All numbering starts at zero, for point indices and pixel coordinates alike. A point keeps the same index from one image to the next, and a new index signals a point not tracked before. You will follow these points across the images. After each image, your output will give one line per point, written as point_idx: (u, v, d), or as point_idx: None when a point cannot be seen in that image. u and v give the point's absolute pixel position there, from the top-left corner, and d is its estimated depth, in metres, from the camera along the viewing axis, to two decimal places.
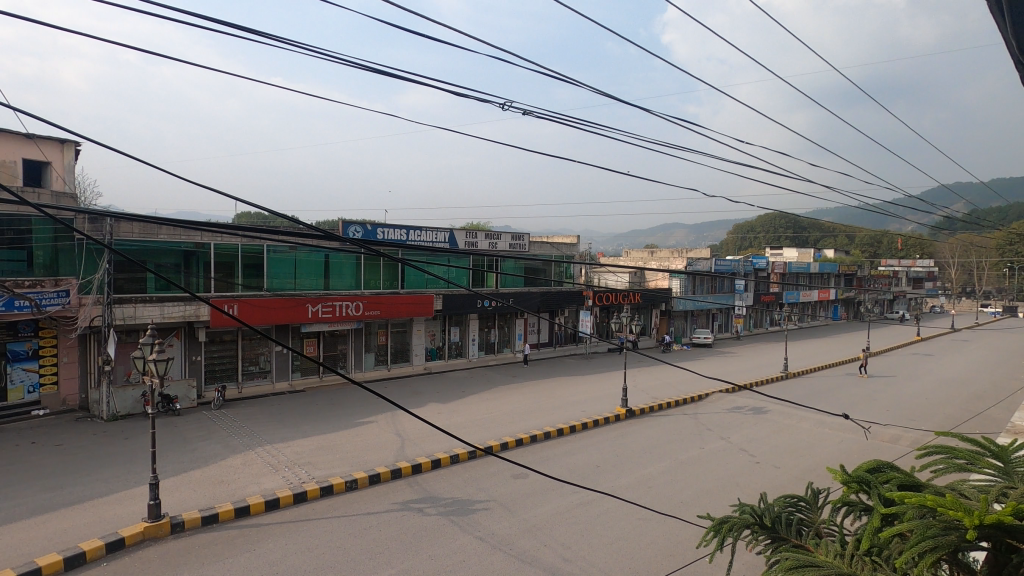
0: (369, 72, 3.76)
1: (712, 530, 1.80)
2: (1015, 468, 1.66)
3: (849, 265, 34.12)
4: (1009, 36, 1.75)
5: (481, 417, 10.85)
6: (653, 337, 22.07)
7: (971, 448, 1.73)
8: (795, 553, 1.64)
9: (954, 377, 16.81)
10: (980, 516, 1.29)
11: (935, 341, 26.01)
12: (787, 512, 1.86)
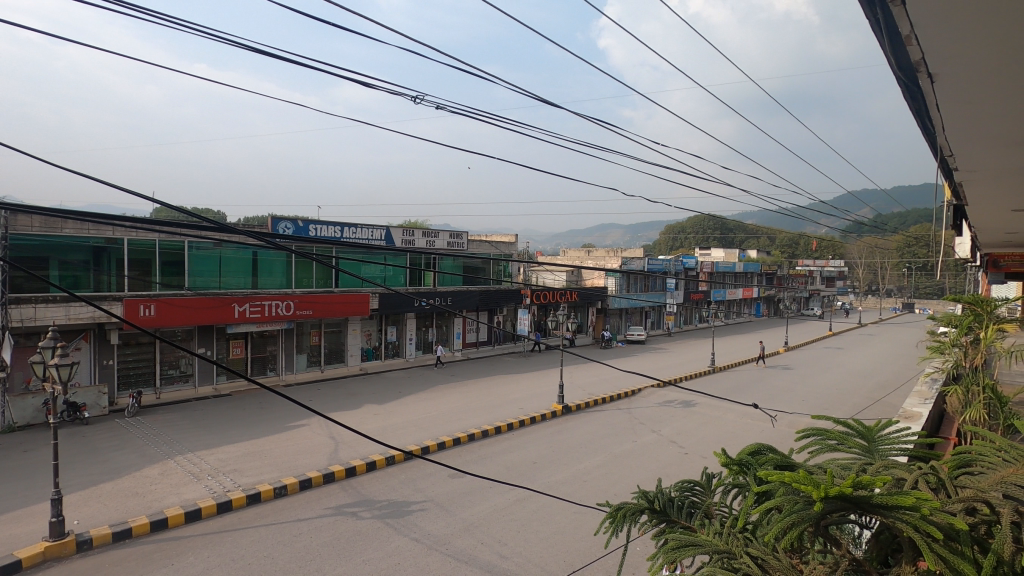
0: (249, 51, 3.27)
1: (609, 515, 1.87)
2: (879, 447, 1.79)
3: (770, 265, 36.25)
4: (884, 46, 1.80)
5: (419, 417, 10.74)
6: (589, 334, 22.62)
7: (843, 430, 1.86)
8: (680, 534, 1.73)
9: (859, 368, 18.34)
10: (825, 489, 1.37)
11: (844, 336, 28.12)
12: (682, 496, 1.94)
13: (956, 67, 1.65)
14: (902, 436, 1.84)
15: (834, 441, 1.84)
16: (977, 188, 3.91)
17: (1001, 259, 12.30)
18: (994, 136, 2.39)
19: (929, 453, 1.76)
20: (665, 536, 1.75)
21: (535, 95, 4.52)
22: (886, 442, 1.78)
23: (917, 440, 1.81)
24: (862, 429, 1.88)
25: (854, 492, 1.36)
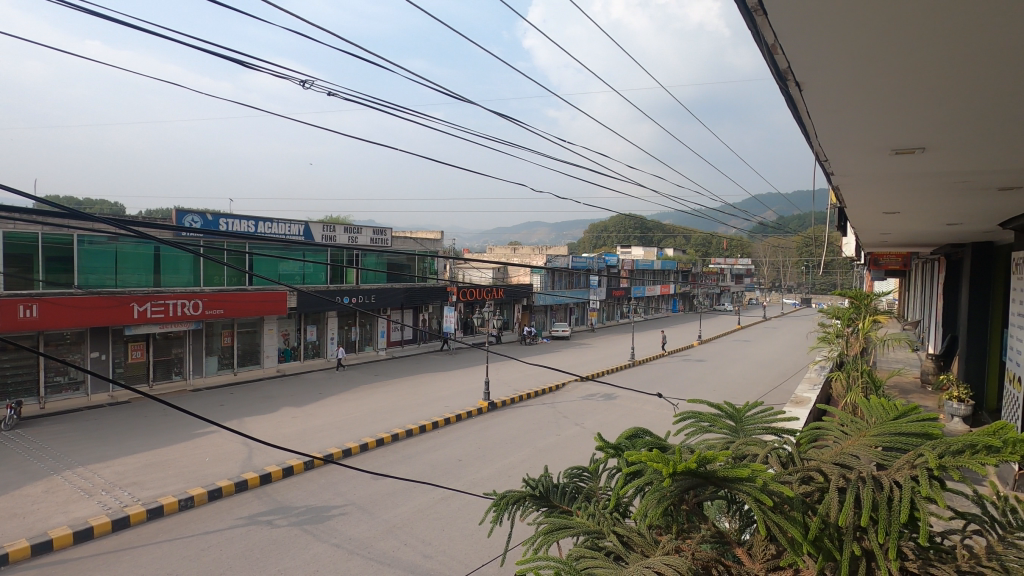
0: (82, 13, 2.67)
1: (493, 504, 1.87)
2: (745, 427, 1.93)
3: (685, 263, 38.38)
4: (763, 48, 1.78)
5: (340, 419, 10.40)
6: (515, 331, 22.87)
7: (714, 412, 1.99)
8: (557, 518, 1.77)
9: (763, 359, 19.85)
10: (676, 465, 1.42)
11: (751, 329, 30.23)
12: (567, 482, 1.98)
13: (819, 75, 1.79)
14: (767, 415, 1.97)
15: (707, 423, 1.94)
16: (853, 191, 4.31)
17: (879, 258, 13.68)
18: (859, 142, 2.63)
19: (789, 432, 1.89)
20: (543, 520, 1.78)
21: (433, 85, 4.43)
22: (751, 423, 1.92)
23: (778, 418, 1.94)
24: (731, 410, 1.99)
25: (701, 469, 1.44)
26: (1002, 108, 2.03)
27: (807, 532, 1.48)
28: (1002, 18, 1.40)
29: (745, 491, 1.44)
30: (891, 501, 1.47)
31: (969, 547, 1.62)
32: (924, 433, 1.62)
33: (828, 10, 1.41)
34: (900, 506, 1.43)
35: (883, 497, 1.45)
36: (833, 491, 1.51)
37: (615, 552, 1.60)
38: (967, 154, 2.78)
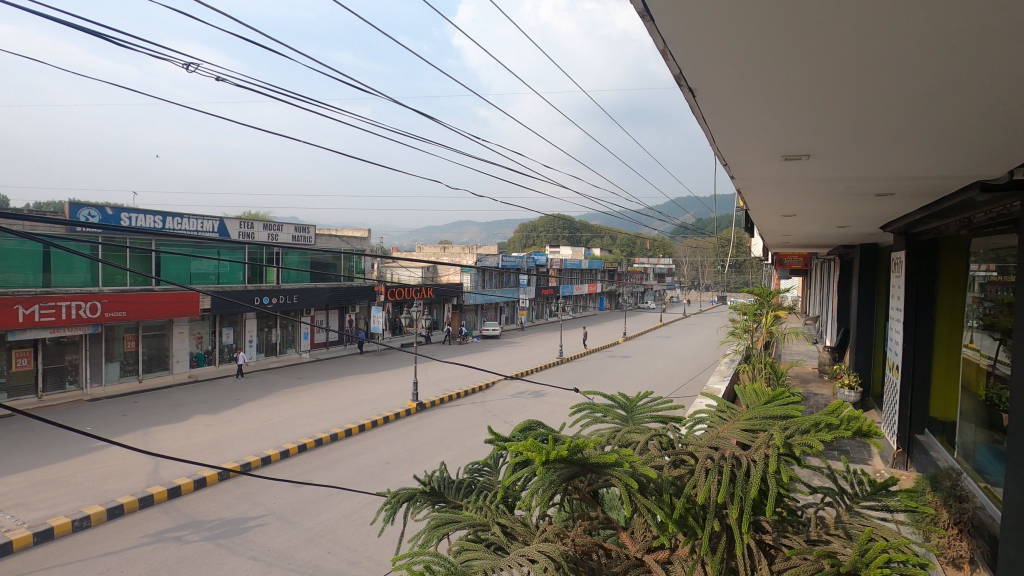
0: None
1: (386, 503, 1.83)
2: (636, 417, 2.00)
3: (611, 262, 39.81)
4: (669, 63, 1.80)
5: (259, 425, 9.88)
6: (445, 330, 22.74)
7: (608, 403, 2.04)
8: (447, 513, 1.76)
9: (683, 354, 20.96)
10: (550, 452, 1.41)
11: (671, 325, 31.76)
12: (463, 478, 1.97)
13: (710, 82, 1.89)
14: (657, 404, 2.06)
15: (600, 413, 2.00)
16: (755, 194, 4.61)
17: (784, 258, 14.70)
18: (756, 147, 2.79)
19: (676, 421, 1.97)
20: (432, 515, 1.77)
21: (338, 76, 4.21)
22: (641, 413, 1.99)
23: (665, 407, 2.03)
24: (624, 401, 2.06)
25: (578, 457, 1.48)
26: (869, 121, 2.24)
27: (674, 512, 1.57)
28: (882, 42, 1.52)
29: (616, 475, 1.50)
30: (747, 477, 1.58)
31: (822, 517, 1.79)
32: (786, 416, 1.77)
33: (711, 25, 1.49)
34: (755, 483, 1.55)
35: (741, 474, 1.56)
36: (698, 471, 1.61)
37: (497, 544, 1.63)
38: (845, 162, 3.05)
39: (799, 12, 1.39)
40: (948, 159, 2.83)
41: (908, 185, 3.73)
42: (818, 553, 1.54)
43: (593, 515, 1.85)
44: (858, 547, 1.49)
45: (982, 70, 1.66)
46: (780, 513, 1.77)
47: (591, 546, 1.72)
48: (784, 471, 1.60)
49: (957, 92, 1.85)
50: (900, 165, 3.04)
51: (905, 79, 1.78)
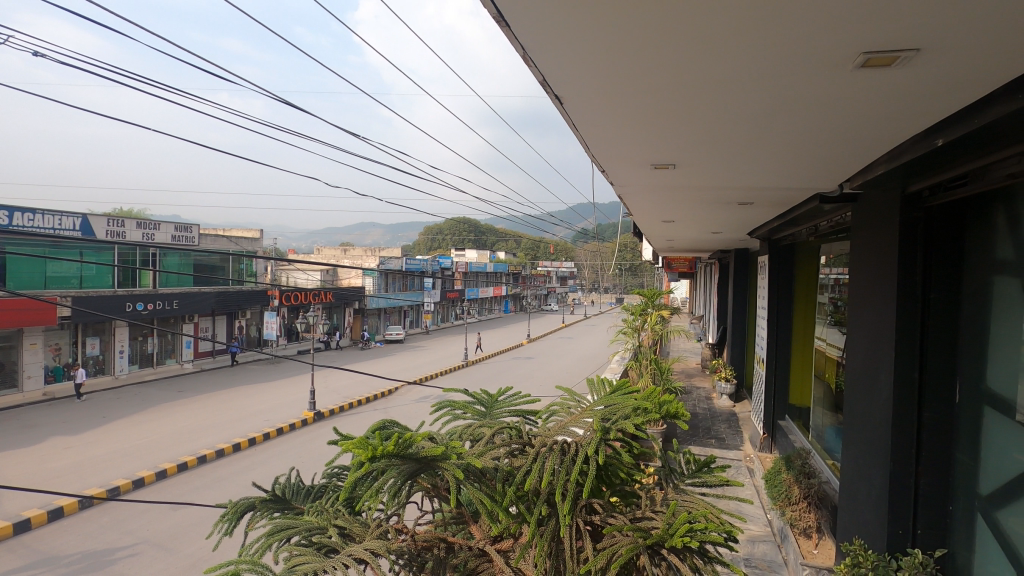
0: None
1: (227, 512, 1.74)
2: (495, 413, 2.04)
3: (516, 265, 40.56)
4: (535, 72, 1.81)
5: (131, 444, 8.92)
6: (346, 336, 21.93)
7: (469, 400, 2.07)
8: (289, 520, 1.70)
9: (583, 353, 21.86)
10: (378, 450, 1.42)
11: (573, 326, 33.02)
12: (315, 484, 1.92)
13: (573, 93, 1.96)
14: (516, 399, 2.13)
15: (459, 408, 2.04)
16: (635, 200, 4.91)
17: (672, 262, 15.74)
18: (630, 154, 2.94)
19: (531, 414, 2.04)
20: (272, 522, 1.70)
21: (198, 68, 4.18)
22: (500, 408, 2.04)
23: (524, 401, 2.10)
24: (484, 397, 2.11)
25: (409, 452, 1.50)
26: (721, 139, 2.45)
27: (505, 501, 1.63)
28: (727, 75, 1.64)
29: (448, 468, 1.53)
30: (576, 465, 1.68)
31: (653, 495, 1.93)
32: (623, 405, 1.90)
33: (563, 50, 1.54)
34: (581, 468, 1.65)
35: (571, 462, 1.66)
36: (534, 461, 1.68)
37: (328, 546, 1.58)
38: (707, 172, 3.32)
39: (650, 45, 1.46)
40: (789, 172, 3.18)
41: (765, 194, 4.15)
42: (634, 529, 1.66)
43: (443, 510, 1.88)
44: (667, 521, 1.63)
45: (802, 102, 1.87)
46: (614, 494, 1.89)
47: (431, 540, 1.75)
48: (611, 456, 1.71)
49: (791, 119, 2.07)
50: (754, 176, 3.36)
51: (748, 106, 1.94)
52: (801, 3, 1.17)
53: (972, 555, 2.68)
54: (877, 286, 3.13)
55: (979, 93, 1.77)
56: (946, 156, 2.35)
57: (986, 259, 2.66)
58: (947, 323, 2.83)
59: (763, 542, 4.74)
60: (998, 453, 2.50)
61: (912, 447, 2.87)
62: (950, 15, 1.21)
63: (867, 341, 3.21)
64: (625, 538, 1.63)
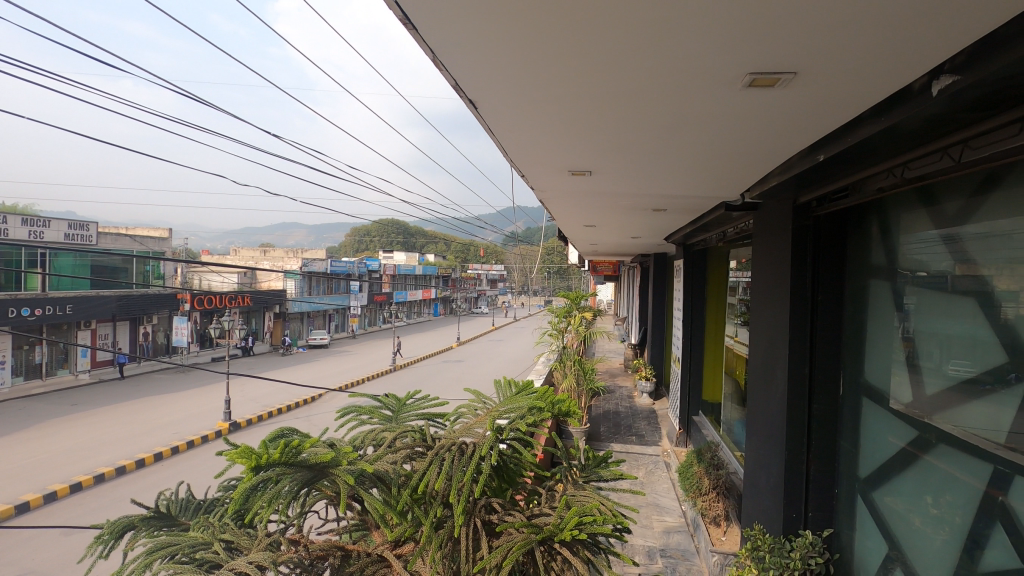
0: None
1: (107, 531, 1.64)
2: (402, 417, 2.04)
3: (446, 268, 40.31)
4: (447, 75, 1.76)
5: (15, 465, 8.05)
6: (266, 341, 20.89)
7: (376, 405, 2.06)
8: (173, 537, 1.62)
9: (512, 356, 22.04)
10: (263, 458, 1.42)
11: (503, 329, 33.24)
12: (206, 500, 1.84)
13: (487, 98, 1.94)
14: (424, 402, 2.13)
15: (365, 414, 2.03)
16: (557, 205, 5.02)
17: (597, 266, 16.17)
18: (549, 159, 2.99)
19: (437, 416, 2.05)
20: (155, 539, 1.61)
21: (92, 55, 3.86)
22: (407, 412, 2.04)
23: (432, 404, 2.11)
24: (392, 402, 2.10)
25: (297, 459, 1.50)
26: (632, 148, 2.54)
27: (399, 504, 1.65)
28: (634, 85, 1.68)
29: (340, 475, 1.54)
30: (473, 464, 1.73)
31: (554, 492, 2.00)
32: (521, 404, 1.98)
33: (473, 56, 1.52)
34: (475, 468, 1.70)
35: (469, 462, 1.70)
36: (432, 462, 1.71)
37: (211, 561, 1.53)
38: (623, 179, 3.45)
39: (558, 54, 1.46)
40: (696, 181, 3.37)
41: (677, 202, 4.36)
42: (527, 526, 1.71)
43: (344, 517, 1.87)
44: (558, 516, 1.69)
45: (703, 115, 1.97)
46: (513, 492, 1.94)
47: (327, 547, 1.74)
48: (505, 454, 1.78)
49: (694, 130, 2.17)
50: (664, 184, 3.53)
51: (656, 116, 2.01)
52: (693, 25, 1.23)
53: (854, 534, 2.94)
54: (774, 288, 3.37)
55: (850, 113, 1.96)
56: (829, 170, 2.57)
57: (864, 264, 2.93)
58: (833, 323, 3.09)
59: (677, 533, 4.94)
60: (875, 440, 2.75)
61: (804, 437, 3.11)
62: (819, 47, 1.34)
63: (767, 340, 3.46)
64: (517, 535, 1.69)
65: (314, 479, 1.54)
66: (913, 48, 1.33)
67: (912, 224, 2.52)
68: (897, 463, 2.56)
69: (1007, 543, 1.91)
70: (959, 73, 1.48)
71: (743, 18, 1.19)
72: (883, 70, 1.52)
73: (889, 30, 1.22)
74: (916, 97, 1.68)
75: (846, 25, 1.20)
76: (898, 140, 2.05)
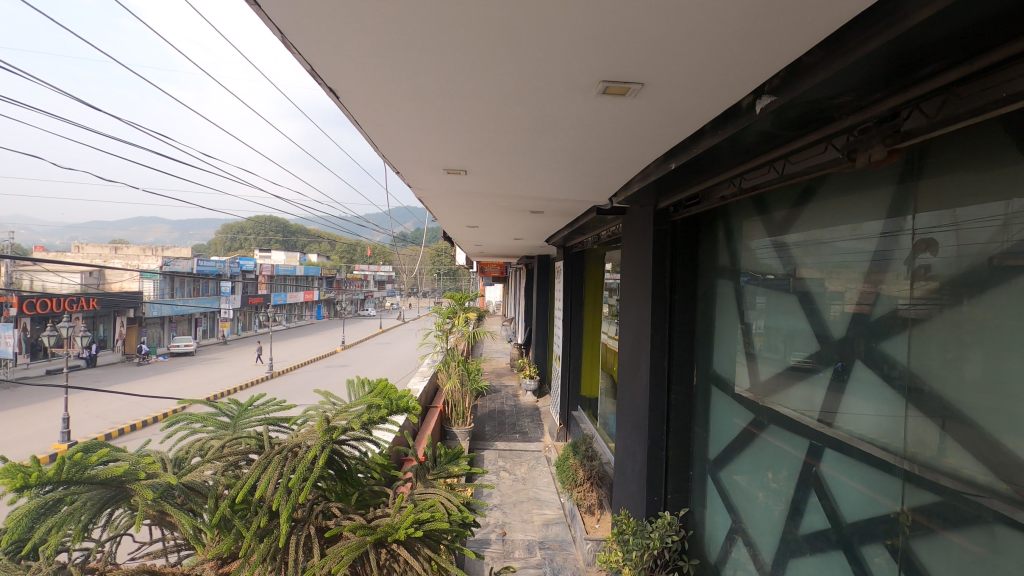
0: None
1: None
2: (240, 424, 1.96)
3: (330, 269, 38.43)
4: (303, 62, 1.58)
5: None
6: (118, 350, 17.66)
7: (209, 412, 1.95)
8: None
9: (400, 359, 21.50)
10: (39, 474, 1.32)
11: (391, 332, 32.39)
12: None
13: (350, 89, 1.80)
14: (269, 406, 2.07)
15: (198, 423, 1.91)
16: (436, 204, 4.97)
17: (485, 266, 16.27)
18: (422, 156, 2.92)
19: (277, 421, 1.99)
20: None
21: None
22: (245, 420, 1.96)
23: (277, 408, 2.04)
24: (232, 408, 2.01)
25: (86, 476, 1.43)
26: (504, 147, 2.54)
27: (216, 517, 1.59)
28: (505, 84, 1.65)
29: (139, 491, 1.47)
30: (300, 471, 1.73)
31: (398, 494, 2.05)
32: (359, 404, 1.93)
33: (331, 44, 1.38)
34: (304, 471, 1.71)
35: (296, 467, 1.71)
36: (257, 469, 1.69)
37: None
38: (498, 180, 3.49)
39: (423, 48, 1.38)
40: (567, 184, 3.51)
41: (554, 204, 4.50)
42: (362, 530, 1.76)
43: (166, 537, 1.72)
44: (393, 518, 1.78)
45: (566, 117, 2.02)
46: (354, 496, 1.96)
47: (136, 571, 1.60)
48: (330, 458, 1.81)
49: (558, 132, 2.22)
50: (537, 185, 3.62)
51: (525, 116, 2.02)
52: (547, 29, 1.25)
53: (704, 511, 3.23)
54: (638, 287, 3.60)
55: (694, 126, 2.15)
56: (680, 177, 2.80)
57: (712, 264, 3.23)
58: (686, 319, 3.37)
59: (556, 525, 5.10)
60: (722, 424, 3.03)
61: (663, 424, 3.36)
62: (664, 60, 1.42)
63: (632, 335, 3.70)
64: (351, 538, 1.75)
65: (111, 498, 1.47)
66: (741, 67, 1.48)
67: (747, 229, 2.82)
68: (740, 442, 2.84)
69: (820, 508, 2.18)
70: (776, 94, 1.67)
71: (589, 25, 1.22)
72: (718, 85, 1.66)
73: (715, 47, 1.33)
74: (744, 114, 1.88)
75: (681, 41, 1.29)
76: (735, 152, 2.28)
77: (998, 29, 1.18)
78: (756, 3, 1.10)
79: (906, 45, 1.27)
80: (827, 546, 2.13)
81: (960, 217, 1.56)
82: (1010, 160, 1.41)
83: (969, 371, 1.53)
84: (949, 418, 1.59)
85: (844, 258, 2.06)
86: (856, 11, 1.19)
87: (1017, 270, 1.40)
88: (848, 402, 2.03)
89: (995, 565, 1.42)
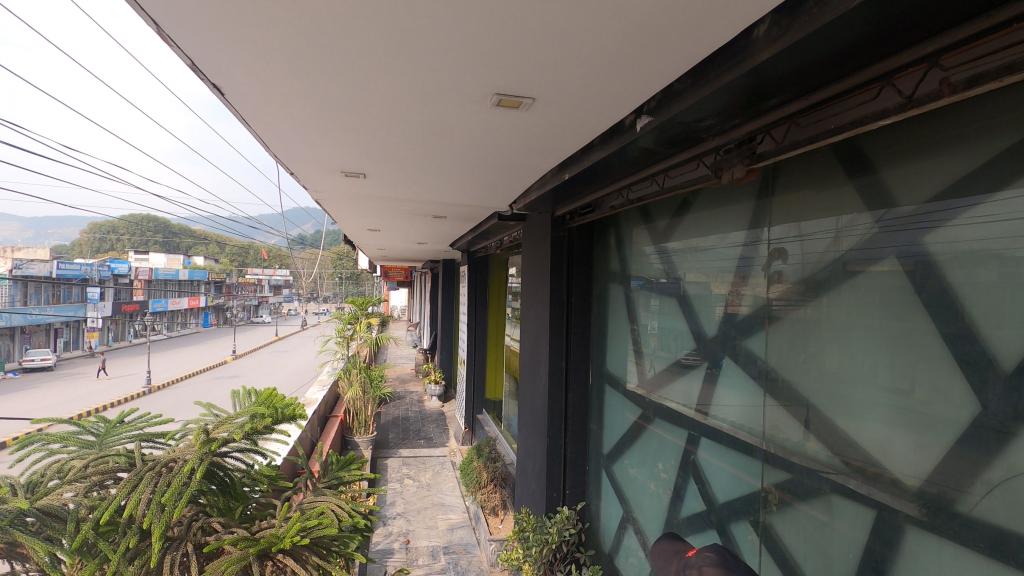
0: None
1: None
2: (109, 441, 1.81)
3: (219, 273, 35.67)
4: (179, 52, 1.46)
5: None
6: None
7: (71, 431, 1.78)
8: None
9: (298, 369, 20.42)
10: None
11: (287, 340, 30.65)
12: None
13: (235, 88, 1.71)
14: (141, 422, 1.93)
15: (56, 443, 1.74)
16: (332, 207, 4.80)
17: (388, 271, 15.94)
18: (317, 158, 2.84)
19: (152, 437, 1.86)
20: None
21: None
22: (115, 437, 1.81)
23: (151, 423, 1.91)
24: (98, 425, 1.85)
25: None
26: (403, 152, 2.53)
27: (77, 542, 1.46)
28: (401, 87, 1.64)
29: None
30: (177, 486, 1.64)
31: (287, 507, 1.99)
32: (240, 415, 1.92)
33: (213, 39, 1.31)
34: (178, 487, 1.62)
35: (171, 481, 1.63)
36: (126, 485, 1.59)
37: None
38: (397, 184, 3.47)
39: (315, 49, 1.34)
40: (468, 190, 3.55)
41: (455, 209, 4.53)
42: (249, 543, 1.70)
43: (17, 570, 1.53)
44: (279, 528, 1.74)
45: (462, 125, 2.07)
46: (239, 510, 1.88)
47: None
48: (209, 470, 1.74)
49: (454, 138, 2.25)
50: (437, 190, 3.64)
51: (422, 120, 2.02)
52: (440, 40, 1.28)
53: (599, 503, 3.41)
54: (537, 291, 3.72)
55: (584, 140, 2.29)
56: (574, 187, 2.95)
57: (605, 269, 3.42)
58: (582, 320, 3.54)
59: (460, 528, 5.11)
60: (615, 419, 3.23)
61: (562, 423, 3.50)
62: (553, 76, 1.51)
63: (532, 339, 3.81)
64: (233, 552, 1.68)
65: None
66: (622, 87, 1.60)
67: (636, 237, 3.03)
68: (631, 436, 3.03)
69: (698, 492, 2.40)
70: (652, 115, 1.83)
71: (481, 38, 1.27)
72: (601, 103, 1.78)
73: (598, 67, 1.42)
74: (626, 131, 2.04)
75: (566, 61, 1.38)
76: (623, 164, 2.44)
77: (827, 71, 1.38)
78: (630, 31, 1.20)
79: (757, 77, 1.43)
80: (703, 526, 2.34)
81: (803, 229, 1.79)
82: (839, 182, 1.64)
83: (812, 364, 1.75)
84: (798, 406, 1.81)
85: (718, 265, 2.28)
86: (716, 44, 1.34)
87: (847, 275, 1.62)
88: (719, 394, 2.25)
89: (834, 528, 1.64)
